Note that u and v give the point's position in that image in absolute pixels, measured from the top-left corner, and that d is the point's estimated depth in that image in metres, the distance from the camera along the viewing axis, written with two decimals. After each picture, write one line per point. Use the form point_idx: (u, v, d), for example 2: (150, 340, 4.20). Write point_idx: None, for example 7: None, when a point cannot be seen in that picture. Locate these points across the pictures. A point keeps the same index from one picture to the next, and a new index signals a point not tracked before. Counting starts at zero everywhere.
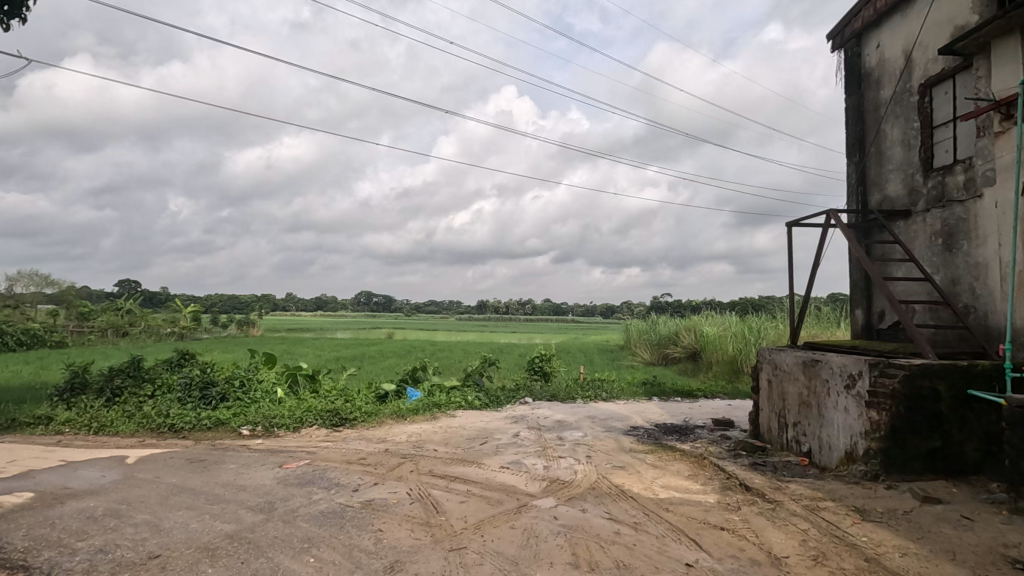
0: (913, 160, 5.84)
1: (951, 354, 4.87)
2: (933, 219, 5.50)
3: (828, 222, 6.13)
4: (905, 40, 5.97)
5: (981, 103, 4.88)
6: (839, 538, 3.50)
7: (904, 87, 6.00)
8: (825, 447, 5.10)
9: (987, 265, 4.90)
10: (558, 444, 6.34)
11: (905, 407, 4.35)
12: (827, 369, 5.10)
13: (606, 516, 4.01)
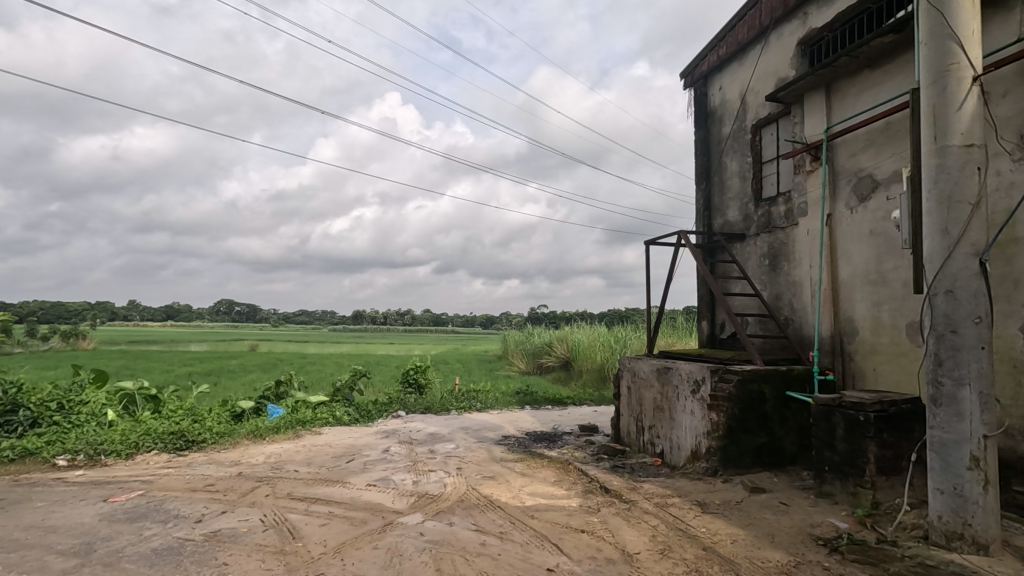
0: (747, 190, 6.66)
1: (774, 360, 5.59)
2: (762, 243, 6.30)
3: (679, 242, 6.78)
4: (741, 85, 6.82)
5: (797, 145, 5.74)
6: (683, 531, 3.82)
7: (740, 126, 6.83)
8: (675, 448, 5.57)
9: (801, 283, 5.72)
10: (429, 457, 6.23)
11: (739, 409, 4.95)
12: (677, 376, 5.60)
13: (473, 528, 4.01)
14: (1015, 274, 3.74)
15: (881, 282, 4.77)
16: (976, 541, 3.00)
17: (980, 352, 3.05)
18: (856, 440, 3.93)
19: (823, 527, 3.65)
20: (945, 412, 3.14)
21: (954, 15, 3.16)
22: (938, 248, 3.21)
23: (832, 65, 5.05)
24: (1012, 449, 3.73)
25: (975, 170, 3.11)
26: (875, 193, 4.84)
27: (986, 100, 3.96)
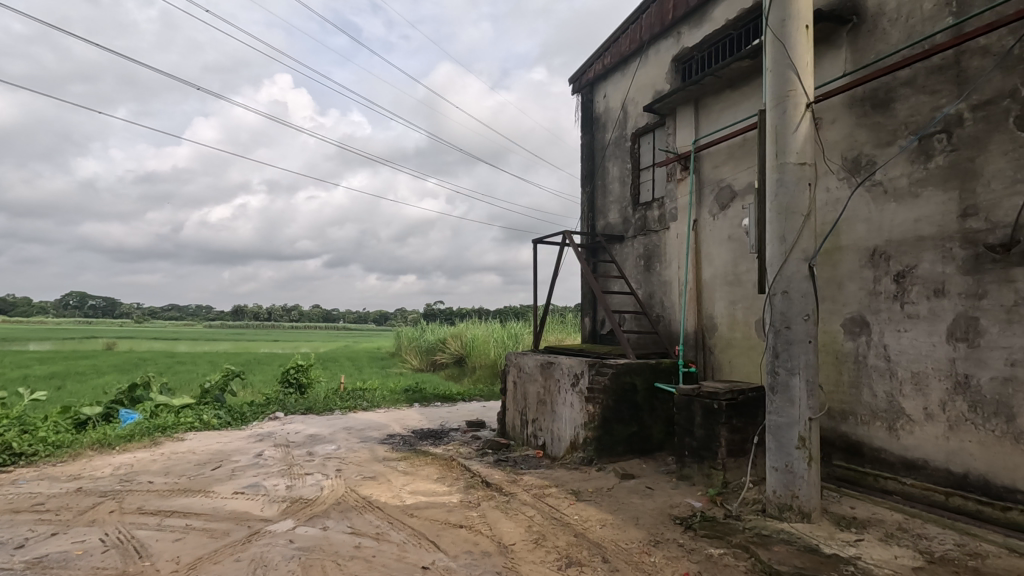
0: (626, 194, 7.06)
1: (646, 354, 6.00)
2: (639, 244, 6.73)
3: (564, 241, 7.05)
4: (622, 94, 7.21)
5: (670, 155, 6.18)
6: (557, 519, 3.98)
7: (621, 133, 7.23)
8: (556, 439, 5.78)
9: (670, 283, 6.18)
10: (307, 460, 5.92)
11: (613, 400, 5.26)
12: (558, 370, 5.82)
13: (348, 531, 3.87)
14: (838, 277, 4.32)
15: (736, 283, 5.28)
16: (801, 510, 3.44)
17: (807, 346, 3.49)
18: (710, 426, 4.32)
19: (680, 507, 3.98)
20: (780, 399, 3.55)
21: (794, 47, 3.57)
22: (777, 254, 3.62)
23: (699, 83, 5.49)
24: (834, 428, 4.31)
25: (806, 186, 3.54)
26: (733, 203, 5.35)
27: (819, 125, 4.52)
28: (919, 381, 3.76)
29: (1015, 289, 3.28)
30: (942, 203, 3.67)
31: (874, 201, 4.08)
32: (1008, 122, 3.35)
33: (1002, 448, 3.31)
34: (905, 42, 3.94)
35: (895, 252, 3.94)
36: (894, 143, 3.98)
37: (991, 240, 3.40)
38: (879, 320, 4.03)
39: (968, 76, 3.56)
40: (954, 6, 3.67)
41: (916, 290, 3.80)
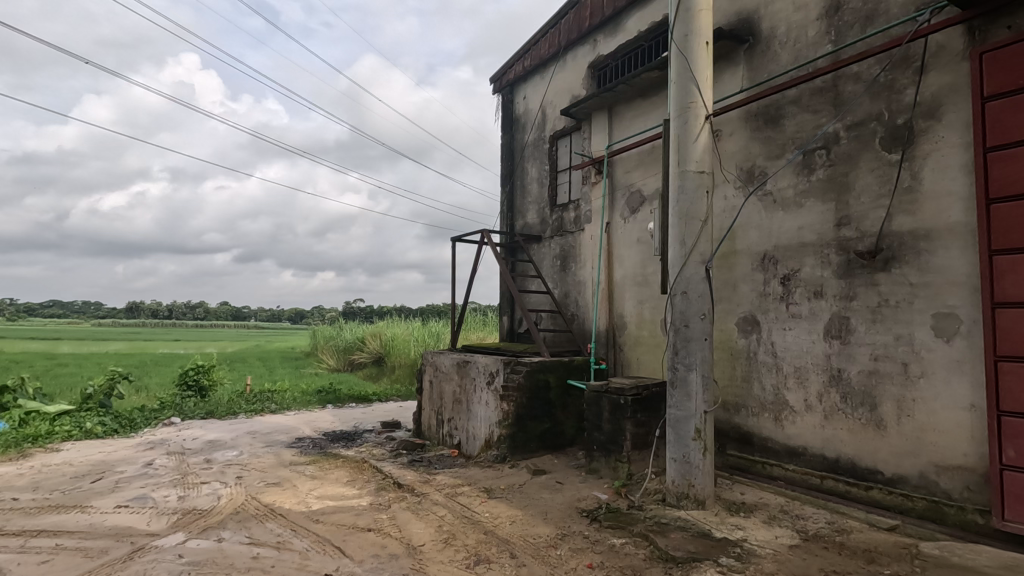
0: (544, 195, 7.19)
1: (560, 352, 6.14)
2: (555, 245, 6.88)
3: (482, 240, 7.06)
4: (541, 97, 7.33)
5: (585, 158, 6.36)
6: (468, 518, 3.98)
7: (540, 135, 7.35)
8: (470, 438, 5.78)
9: (584, 282, 6.36)
10: (203, 468, 5.53)
11: (527, 398, 5.34)
12: (474, 369, 5.82)
13: (246, 542, 3.65)
14: (733, 279, 4.63)
15: (644, 283, 5.53)
16: (696, 497, 3.67)
17: (704, 343, 3.72)
18: (617, 421, 4.49)
19: (587, 500, 4.11)
20: (679, 393, 3.76)
21: (695, 62, 3.79)
22: (678, 256, 3.82)
23: (612, 90, 5.69)
24: (728, 420, 4.62)
25: (704, 193, 3.77)
26: (642, 207, 5.60)
27: (719, 136, 4.83)
28: (800, 375, 4.12)
29: (878, 292, 3.67)
30: (821, 213, 4.04)
31: (765, 209, 4.41)
32: (875, 142, 3.74)
33: (867, 434, 3.69)
34: (792, 65, 4.29)
35: (782, 257, 4.28)
36: (782, 156, 4.32)
37: (860, 248, 3.78)
38: (768, 319, 4.36)
39: (843, 99, 3.93)
40: (832, 35, 4.05)
41: (799, 292, 4.16)
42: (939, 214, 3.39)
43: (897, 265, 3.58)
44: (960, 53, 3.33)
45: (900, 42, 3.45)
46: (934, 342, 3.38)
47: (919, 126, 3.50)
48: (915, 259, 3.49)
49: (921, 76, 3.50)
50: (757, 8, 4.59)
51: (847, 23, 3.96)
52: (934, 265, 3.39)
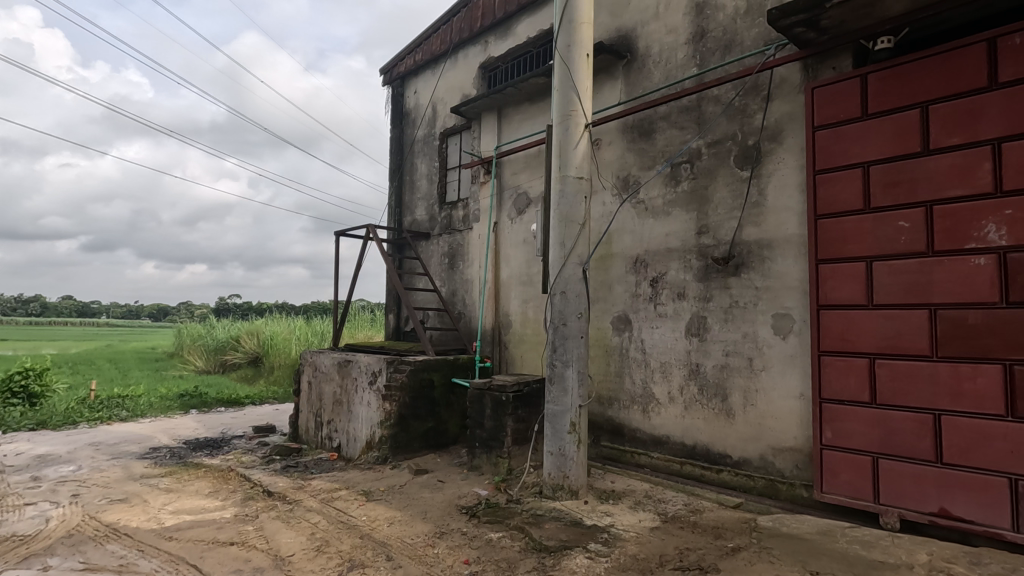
0: (433, 193, 7.13)
1: (445, 350, 6.13)
2: (444, 243, 6.84)
3: (368, 235, 6.83)
4: (432, 93, 7.26)
5: (474, 158, 6.40)
6: (343, 523, 3.83)
7: (430, 131, 7.27)
8: (351, 439, 5.58)
9: (471, 281, 6.39)
10: (28, 487, 4.78)
11: (410, 397, 5.26)
12: (356, 368, 5.61)
13: (79, 569, 3.21)
14: (609, 280, 4.92)
15: (528, 283, 5.68)
16: (570, 488, 3.85)
17: (579, 340, 3.91)
18: (498, 417, 4.57)
19: (467, 497, 4.14)
20: (556, 389, 3.91)
21: (576, 72, 3.97)
22: (557, 257, 3.98)
23: (501, 93, 5.78)
24: (602, 413, 4.89)
25: (582, 198, 3.96)
26: (528, 208, 5.74)
27: (599, 144, 5.09)
28: (665, 369, 4.47)
29: (730, 294, 4.08)
30: (685, 221, 4.41)
31: (638, 215, 4.73)
32: (730, 159, 4.15)
33: (718, 422, 4.09)
34: (663, 83, 4.64)
35: (651, 261, 4.62)
36: (653, 167, 4.66)
37: (716, 254, 4.18)
38: (638, 318, 4.68)
39: (705, 118, 4.33)
40: (698, 59, 4.43)
41: (665, 293, 4.50)
42: (779, 226, 3.85)
43: (745, 270, 4.01)
44: (797, 86, 3.80)
45: (751, 72, 3.87)
46: (773, 339, 3.84)
47: (765, 147, 3.95)
48: (759, 265, 3.93)
49: (767, 103, 3.95)
50: (635, 27, 4.90)
51: (709, 50, 4.36)
52: (774, 271, 3.85)
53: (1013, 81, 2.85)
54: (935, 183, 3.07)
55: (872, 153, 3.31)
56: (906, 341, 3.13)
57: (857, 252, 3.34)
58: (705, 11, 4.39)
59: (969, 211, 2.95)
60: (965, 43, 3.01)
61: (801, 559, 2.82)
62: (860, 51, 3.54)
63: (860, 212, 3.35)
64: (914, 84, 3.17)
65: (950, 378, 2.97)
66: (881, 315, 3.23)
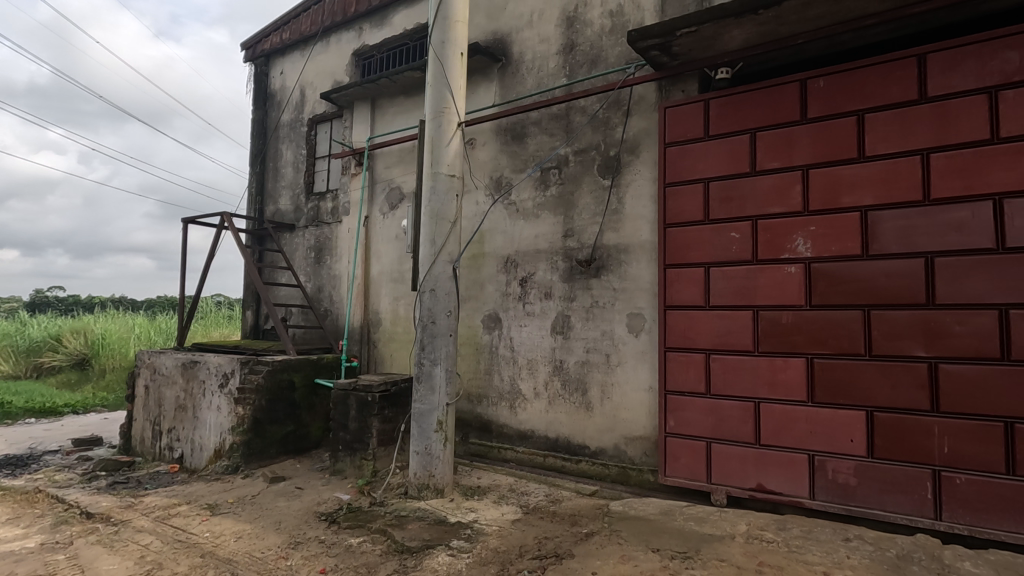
0: (299, 182, 6.69)
1: (308, 349, 5.78)
2: (310, 235, 6.45)
3: (222, 224, 6.23)
4: (300, 76, 6.81)
5: (345, 148, 6.12)
6: (181, 541, 3.45)
7: (297, 117, 6.82)
8: (195, 449, 5.04)
9: (339, 277, 6.10)
10: None
11: (267, 400, 4.89)
12: (204, 370, 5.09)
13: None
14: (480, 279, 4.97)
15: (400, 280, 5.56)
16: (436, 487, 3.83)
17: (448, 339, 3.90)
18: (363, 418, 4.41)
19: (327, 503, 3.95)
20: (423, 388, 3.87)
21: (450, 71, 3.97)
22: (427, 255, 3.94)
23: (375, 83, 5.59)
24: (471, 410, 4.93)
25: (454, 196, 3.96)
26: (401, 204, 5.62)
27: (473, 144, 5.14)
28: (531, 366, 4.62)
29: (591, 294, 4.33)
30: (553, 224, 4.60)
31: (509, 216, 4.85)
32: (594, 167, 4.41)
33: (578, 415, 4.32)
34: (535, 90, 4.80)
35: (521, 261, 4.75)
36: (525, 170, 4.80)
37: (580, 256, 4.42)
38: (507, 316, 4.79)
39: (573, 127, 4.55)
40: (567, 70, 4.65)
41: (533, 293, 4.66)
42: (635, 233, 4.16)
43: (605, 272, 4.28)
44: (653, 105, 4.14)
45: (614, 87, 4.14)
46: (628, 336, 4.14)
47: (624, 158, 4.25)
48: (618, 268, 4.22)
49: (627, 118, 4.25)
50: (510, 32, 5.01)
51: (578, 62, 4.59)
52: (630, 274, 4.16)
53: (818, 118, 3.36)
54: (760, 201, 3.52)
55: (712, 171, 3.71)
56: (735, 338, 3.54)
57: (698, 258, 3.72)
58: (575, 26, 4.62)
59: (784, 226, 3.42)
60: (784, 81, 3.48)
61: (644, 538, 3.08)
62: (704, 78, 3.95)
63: (702, 223, 3.73)
64: (745, 112, 3.61)
65: (767, 370, 3.42)
66: (716, 315, 3.62)
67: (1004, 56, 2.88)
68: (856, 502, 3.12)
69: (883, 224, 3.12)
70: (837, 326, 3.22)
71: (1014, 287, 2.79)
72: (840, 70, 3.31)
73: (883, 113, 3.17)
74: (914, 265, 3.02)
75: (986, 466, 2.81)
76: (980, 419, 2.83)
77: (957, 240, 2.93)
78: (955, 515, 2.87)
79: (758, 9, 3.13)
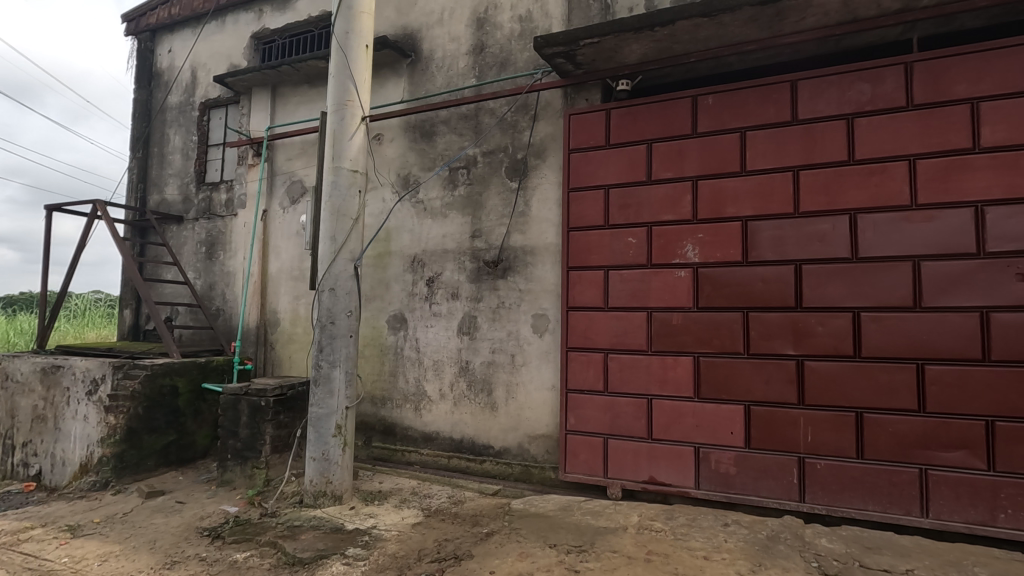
0: (189, 170, 6.18)
1: (195, 352, 5.34)
2: (200, 228, 5.98)
3: (95, 213, 5.60)
4: (191, 56, 6.30)
5: (241, 136, 5.73)
6: (32, 570, 3.06)
7: (187, 100, 6.30)
8: (56, 465, 4.50)
9: (232, 274, 5.69)
10: None
11: (144, 407, 4.46)
12: (68, 376, 4.55)
13: None
14: (386, 279, 4.85)
15: (300, 278, 5.30)
16: (333, 493, 3.68)
17: (348, 339, 3.77)
18: (255, 424, 4.15)
19: (212, 517, 3.67)
20: (321, 391, 3.71)
21: (354, 62, 3.84)
22: (327, 251, 3.78)
23: (276, 69, 5.29)
24: (374, 413, 4.80)
25: (356, 192, 3.83)
26: (302, 198, 5.36)
27: (380, 140, 5.00)
28: (437, 367, 4.57)
29: (497, 295, 4.37)
30: (461, 224, 4.58)
31: (417, 214, 4.78)
32: (501, 169, 4.45)
33: (483, 415, 4.34)
34: (445, 89, 4.76)
35: (428, 261, 4.69)
36: (432, 169, 4.75)
37: (487, 257, 4.43)
38: (413, 317, 4.71)
39: (481, 128, 4.56)
40: (477, 71, 4.65)
41: (440, 293, 4.62)
42: (540, 235, 4.25)
43: (511, 273, 4.33)
44: (558, 111, 4.25)
45: (521, 91, 4.20)
46: (532, 337, 4.21)
47: (531, 162, 4.32)
48: (523, 269, 4.29)
49: (534, 122, 4.33)
50: (420, 28, 4.94)
51: (487, 64, 4.61)
52: (535, 275, 4.24)
53: (707, 132, 3.61)
54: (654, 208, 3.72)
55: (612, 178, 3.87)
56: (631, 338, 3.71)
57: (598, 261, 3.86)
58: (484, 27, 4.64)
59: (676, 233, 3.64)
60: (677, 96, 3.70)
61: (543, 535, 3.14)
62: (606, 89, 4.11)
63: (602, 227, 3.88)
64: (643, 124, 3.80)
65: (659, 368, 3.62)
66: (614, 316, 3.78)
67: (860, 86, 3.25)
68: (735, 490, 3.37)
69: (761, 233, 3.41)
70: (720, 327, 3.47)
71: (865, 292, 3.14)
72: (726, 89, 3.57)
73: (761, 131, 3.46)
74: (785, 272, 3.33)
75: (841, 452, 3.15)
76: (837, 410, 3.17)
77: (821, 250, 3.26)
78: (816, 497, 3.19)
79: (654, 26, 3.30)
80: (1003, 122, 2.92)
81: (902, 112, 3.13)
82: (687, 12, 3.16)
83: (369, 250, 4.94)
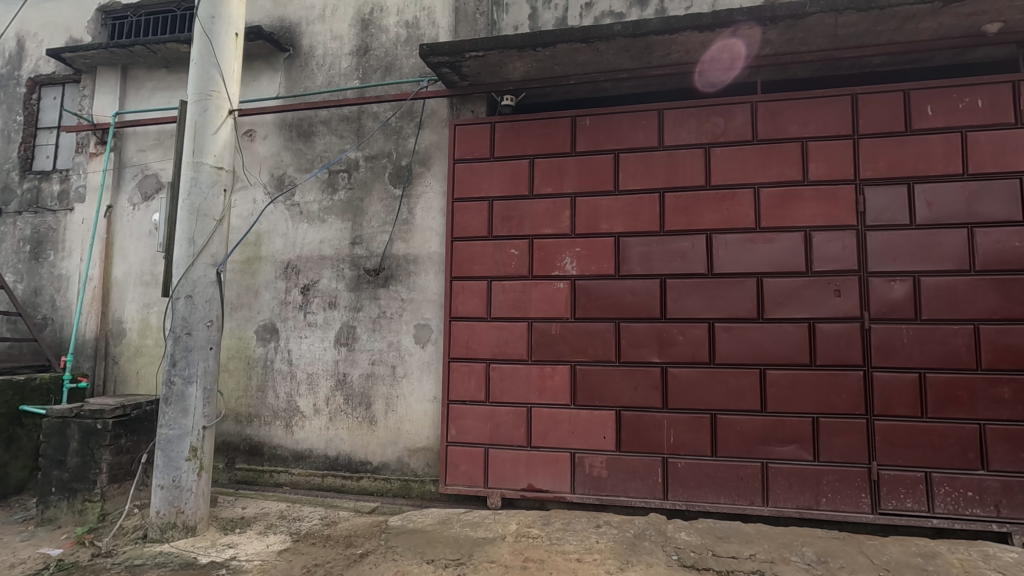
0: (11, 155, 5.28)
1: (12, 369, 4.54)
2: (24, 224, 5.11)
3: None
4: (16, 22, 5.39)
5: (80, 120, 5.00)
6: None
7: (10, 73, 5.39)
8: None
9: (66, 277, 4.93)
10: None
11: None
12: None
13: None
14: (255, 285, 4.49)
15: (152, 283, 4.74)
16: (185, 525, 3.30)
17: (208, 352, 3.42)
18: (88, 451, 3.59)
19: (27, 564, 3.13)
20: (173, 410, 3.32)
21: (221, 50, 3.53)
22: (183, 255, 3.41)
23: (127, 49, 4.71)
24: (238, 432, 4.39)
25: (221, 192, 3.51)
26: (157, 195, 4.82)
27: (252, 136, 4.65)
28: (311, 381, 4.30)
29: (378, 303, 4.22)
30: (339, 230, 4.38)
31: (291, 218, 4.49)
32: (384, 175, 4.33)
33: (361, 430, 4.15)
34: (325, 87, 4.54)
35: (302, 268, 4.42)
36: (310, 170, 4.50)
37: (367, 265, 4.28)
38: (285, 327, 4.40)
39: (363, 131, 4.41)
40: (360, 72, 4.49)
41: (315, 302, 4.36)
42: (423, 244, 4.18)
43: (393, 282, 4.22)
44: (443, 121, 4.24)
45: (405, 97, 4.12)
46: (413, 347, 4.12)
47: (415, 169, 4.25)
48: (405, 278, 4.19)
49: (419, 129, 4.28)
50: (299, 22, 4.68)
51: (371, 67, 4.47)
52: (418, 284, 4.16)
53: (584, 152, 3.80)
54: (536, 221, 3.83)
55: (495, 190, 3.93)
56: (511, 348, 3.78)
57: (480, 272, 3.89)
58: (369, 29, 4.51)
59: (555, 246, 3.78)
60: (558, 115, 3.86)
61: (419, 551, 3.06)
62: (491, 102, 4.17)
63: (485, 238, 3.92)
64: (525, 139, 3.91)
65: (538, 377, 3.72)
66: (495, 326, 3.83)
67: (714, 120, 3.61)
68: (606, 492, 3.55)
69: (631, 249, 3.65)
70: (594, 337, 3.65)
71: (718, 305, 3.48)
72: (602, 113, 3.79)
73: (632, 154, 3.71)
74: (651, 285, 3.59)
75: (698, 451, 3.44)
76: (694, 413, 3.46)
77: (682, 266, 3.55)
78: (676, 494, 3.45)
79: (536, 46, 3.41)
80: (825, 160, 3.41)
81: (748, 145, 3.53)
82: (566, 36, 3.31)
83: (235, 255, 4.55)
